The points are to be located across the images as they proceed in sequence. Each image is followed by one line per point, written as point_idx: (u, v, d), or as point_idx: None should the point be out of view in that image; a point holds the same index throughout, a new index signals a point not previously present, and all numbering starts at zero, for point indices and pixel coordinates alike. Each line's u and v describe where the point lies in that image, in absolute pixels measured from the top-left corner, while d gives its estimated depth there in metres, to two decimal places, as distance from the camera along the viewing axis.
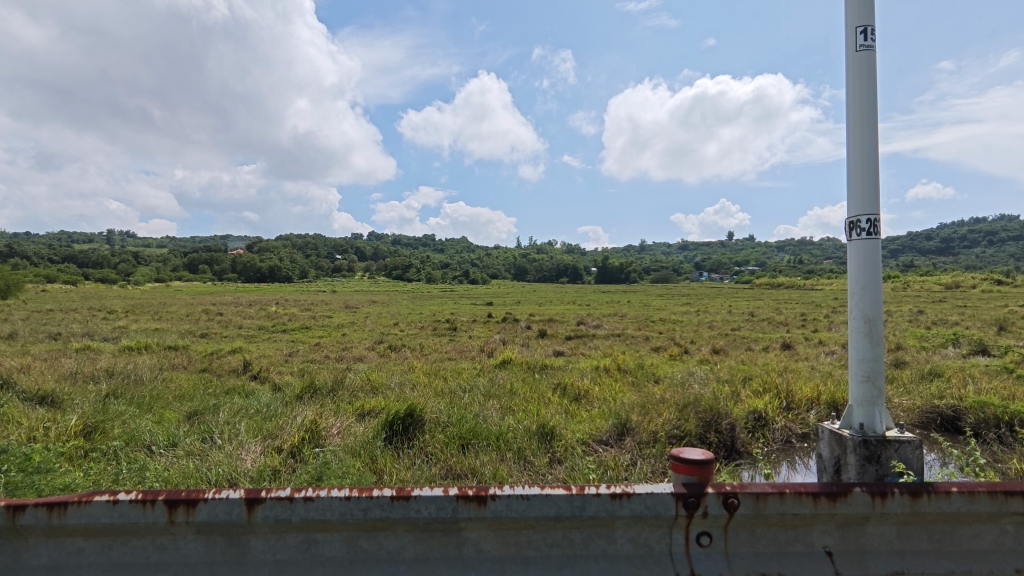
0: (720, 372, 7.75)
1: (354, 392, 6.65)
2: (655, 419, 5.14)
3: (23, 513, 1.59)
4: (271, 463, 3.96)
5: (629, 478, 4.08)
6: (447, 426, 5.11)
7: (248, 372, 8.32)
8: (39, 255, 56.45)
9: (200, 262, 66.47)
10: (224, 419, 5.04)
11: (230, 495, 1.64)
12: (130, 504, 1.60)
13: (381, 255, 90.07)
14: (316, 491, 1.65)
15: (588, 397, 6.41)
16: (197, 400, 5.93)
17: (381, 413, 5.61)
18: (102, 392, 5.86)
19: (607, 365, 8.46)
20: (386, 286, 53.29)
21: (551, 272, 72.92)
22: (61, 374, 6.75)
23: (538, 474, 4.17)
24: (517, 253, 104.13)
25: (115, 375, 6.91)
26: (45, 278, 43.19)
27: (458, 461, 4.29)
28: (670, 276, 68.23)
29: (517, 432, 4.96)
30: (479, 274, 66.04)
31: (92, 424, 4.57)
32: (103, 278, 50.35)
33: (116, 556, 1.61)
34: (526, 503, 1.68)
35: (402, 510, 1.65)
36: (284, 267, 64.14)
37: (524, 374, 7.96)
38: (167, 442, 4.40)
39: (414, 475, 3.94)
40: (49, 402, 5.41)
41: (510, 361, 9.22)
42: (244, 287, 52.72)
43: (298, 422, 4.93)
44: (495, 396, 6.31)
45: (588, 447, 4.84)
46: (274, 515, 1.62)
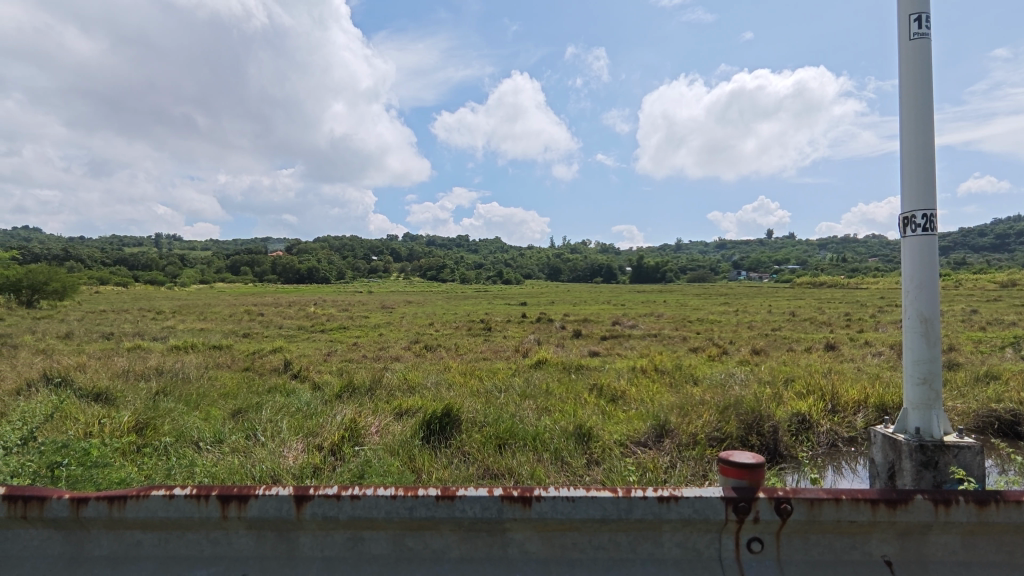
0: (761, 372, 7.56)
1: (391, 392, 6.73)
2: (695, 420, 5.05)
3: (86, 505, 1.65)
4: (313, 461, 4.04)
5: (669, 480, 4.02)
6: (484, 426, 5.12)
7: (289, 371, 8.52)
8: (93, 258, 59.18)
9: (241, 265, 68.65)
10: (267, 417, 5.16)
11: (280, 492, 1.67)
12: (186, 499, 1.64)
13: (414, 256, 91.08)
14: (363, 490, 1.67)
15: (625, 398, 6.34)
16: (241, 398, 6.09)
17: (418, 412, 5.66)
18: (153, 389, 6.08)
19: (645, 366, 8.35)
20: (420, 287, 54.01)
21: (584, 272, 72.47)
22: (113, 372, 7.03)
23: (576, 475, 4.15)
24: (549, 253, 103.89)
25: (164, 373, 7.16)
26: (97, 279, 45.22)
27: (495, 461, 4.29)
28: (706, 275, 66.97)
29: (554, 432, 4.93)
30: (512, 275, 66.14)
31: (144, 421, 4.74)
32: (151, 279, 52.46)
33: (172, 549, 1.66)
34: (572, 505, 1.65)
35: (448, 510, 1.65)
36: (322, 269, 65.56)
37: (560, 374, 7.92)
38: (214, 438, 4.54)
39: (452, 475, 3.96)
40: (103, 399, 5.64)
41: (545, 361, 9.21)
42: (283, 288, 54.15)
43: (338, 421, 5.01)
44: (531, 396, 6.29)
45: (626, 448, 4.78)
46: (322, 513, 1.64)
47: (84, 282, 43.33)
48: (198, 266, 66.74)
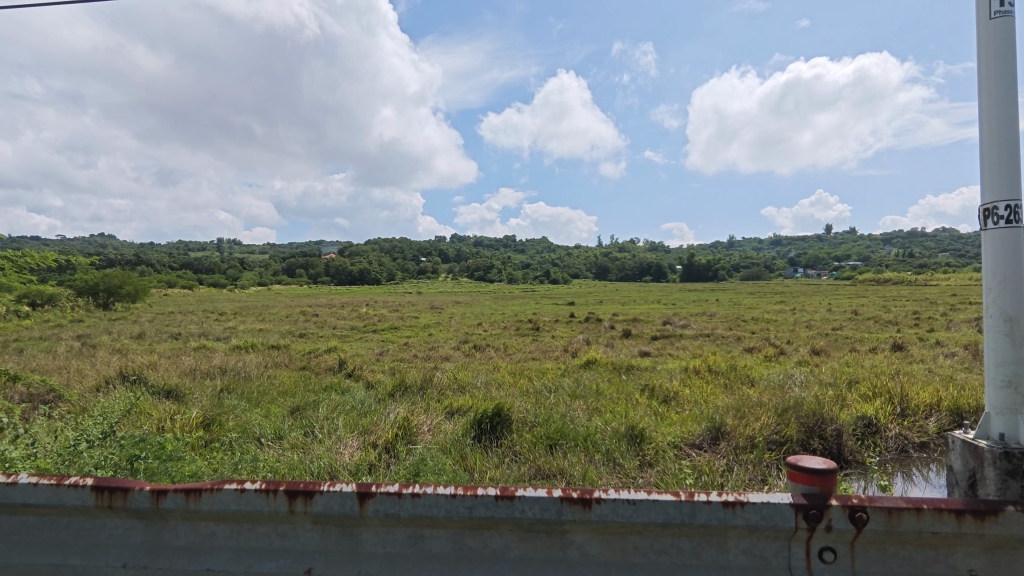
0: (823, 374, 7.25)
1: (442, 391, 6.81)
2: (752, 422, 4.88)
3: (165, 497, 1.72)
4: (368, 457, 4.15)
5: (726, 484, 3.90)
6: (534, 426, 5.12)
7: (344, 370, 8.75)
8: (162, 263, 62.73)
9: (297, 267, 71.25)
10: (324, 414, 5.32)
11: (343, 488, 1.70)
12: (256, 493, 1.70)
13: (461, 257, 92.19)
14: (423, 488, 1.68)
15: (678, 398, 6.21)
16: (299, 396, 6.30)
17: (469, 411, 5.72)
18: (217, 387, 6.36)
19: (697, 367, 8.15)
20: (468, 287, 54.55)
21: (633, 271, 71.43)
22: (181, 370, 7.41)
23: (629, 477, 4.08)
24: (597, 252, 103.03)
25: (228, 372, 7.49)
26: (166, 282, 48.03)
27: (547, 461, 4.28)
28: (760, 273, 64.80)
29: (606, 432, 4.88)
30: (559, 275, 65.87)
31: (210, 417, 4.97)
32: (215, 282, 55.15)
33: (243, 541, 1.73)
34: (632, 508, 1.62)
35: (507, 510, 1.64)
36: (373, 270, 67.10)
37: (610, 375, 7.83)
38: (274, 435, 4.72)
39: (504, 475, 3.96)
40: (173, 396, 5.95)
41: (595, 361, 9.14)
42: (337, 289, 55.74)
43: (391, 419, 5.11)
44: (582, 396, 6.25)
45: (680, 451, 4.67)
46: (384, 509, 1.66)
47: (154, 286, 46.01)
48: (256, 270, 69.72)
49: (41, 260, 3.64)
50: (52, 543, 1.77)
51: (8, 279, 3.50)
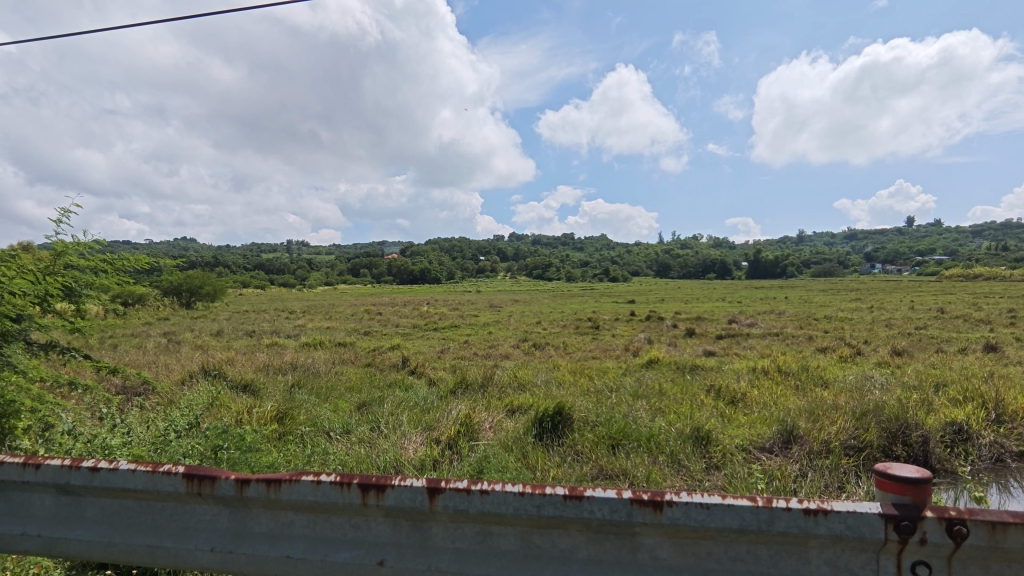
0: (905, 376, 6.81)
1: (502, 389, 6.84)
2: (828, 426, 4.64)
3: (248, 486, 1.79)
4: (431, 453, 4.22)
5: (800, 491, 3.73)
6: (596, 425, 5.06)
7: (407, 368, 8.97)
8: (237, 264, 66.46)
9: (361, 267, 73.65)
10: (389, 410, 5.47)
11: (413, 483, 1.71)
12: (331, 485, 1.74)
13: (519, 255, 92.56)
14: (491, 485, 1.67)
15: (746, 400, 5.99)
16: (365, 392, 6.50)
17: (530, 410, 5.72)
18: (289, 382, 6.66)
19: (766, 367, 7.82)
20: (525, 286, 54.46)
21: (695, 268, 69.49)
22: (257, 366, 7.81)
23: (694, 480, 3.98)
24: (658, 249, 100.80)
25: (299, 368, 7.83)
26: (243, 282, 50.86)
27: (610, 461, 4.22)
28: (833, 270, 61.43)
29: (670, 434, 4.76)
30: (618, 272, 64.88)
31: (283, 411, 5.21)
32: (285, 283, 57.81)
33: (320, 530, 1.79)
34: (707, 512, 1.56)
35: (576, 510, 1.61)
36: (433, 270, 68.40)
37: (674, 375, 7.64)
38: (342, 429, 4.90)
39: (565, 474, 3.95)
40: (250, 390, 6.29)
41: (657, 360, 8.95)
42: (399, 289, 56.93)
43: (453, 416, 5.19)
44: (644, 396, 6.12)
45: (748, 454, 4.50)
46: (453, 506, 1.67)
47: (230, 285, 48.90)
48: (323, 270, 72.66)
49: (134, 262, 3.93)
50: (148, 525, 1.90)
51: (107, 279, 3.80)
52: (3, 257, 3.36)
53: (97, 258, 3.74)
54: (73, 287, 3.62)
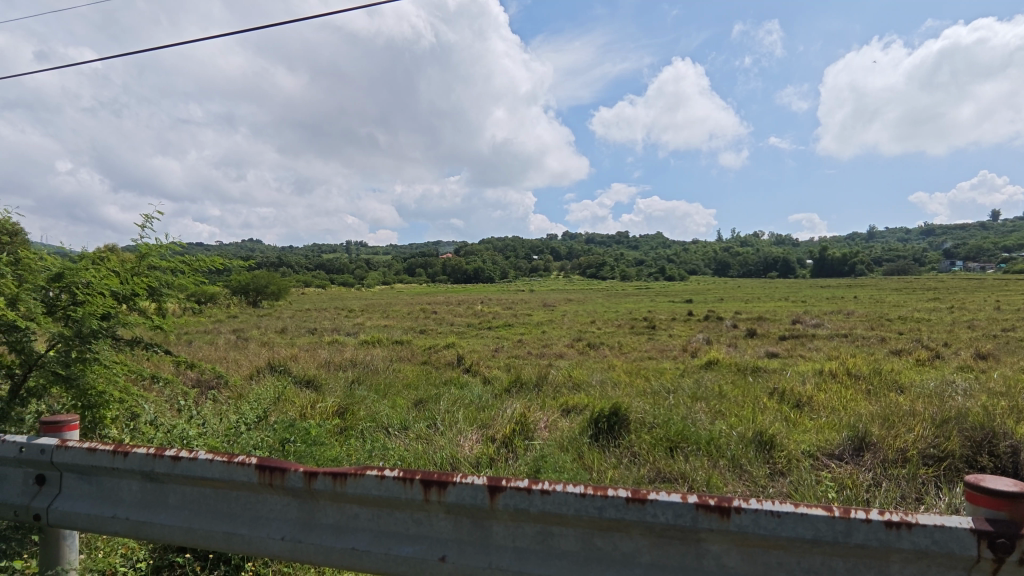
0: (992, 381, 6.34)
1: (557, 388, 6.82)
2: (904, 434, 4.37)
3: (315, 479, 1.85)
4: (487, 451, 4.26)
5: (873, 501, 3.52)
6: (653, 426, 4.97)
7: (463, 366, 9.07)
8: (300, 264, 69.27)
9: (417, 267, 75.23)
10: (445, 408, 5.55)
11: (474, 480, 1.71)
12: (395, 481, 1.77)
13: (572, 254, 92.13)
14: (552, 485, 1.66)
15: (812, 404, 5.73)
16: (421, 389, 6.63)
17: (585, 410, 5.67)
18: (349, 379, 6.88)
19: (834, 370, 7.44)
20: (578, 285, 54.06)
21: (756, 267, 67.04)
22: (319, 363, 8.11)
23: (757, 486, 3.83)
24: (715, 246, 98.00)
25: (358, 365, 8.07)
26: (306, 281, 52.95)
27: (668, 464, 4.14)
28: (908, 268, 57.80)
29: (731, 437, 4.61)
30: (674, 270, 63.41)
31: (344, 407, 5.38)
32: (344, 282, 59.75)
33: (384, 523, 1.84)
34: (777, 521, 1.49)
35: (639, 513, 1.57)
36: (486, 269, 69.02)
37: (734, 376, 7.40)
38: (400, 425, 5.01)
39: (622, 476, 3.90)
40: (313, 385, 6.54)
41: (716, 361, 8.70)
42: (453, 288, 57.44)
43: (508, 415, 5.21)
44: (704, 398, 5.96)
45: (816, 460, 4.30)
46: (514, 504, 1.66)
47: (294, 284, 51.10)
48: (380, 270, 74.66)
49: (209, 263, 4.13)
50: (225, 513, 2.00)
51: (185, 280, 4.02)
52: (95, 258, 3.64)
53: (176, 260, 3.96)
54: (156, 287, 3.86)
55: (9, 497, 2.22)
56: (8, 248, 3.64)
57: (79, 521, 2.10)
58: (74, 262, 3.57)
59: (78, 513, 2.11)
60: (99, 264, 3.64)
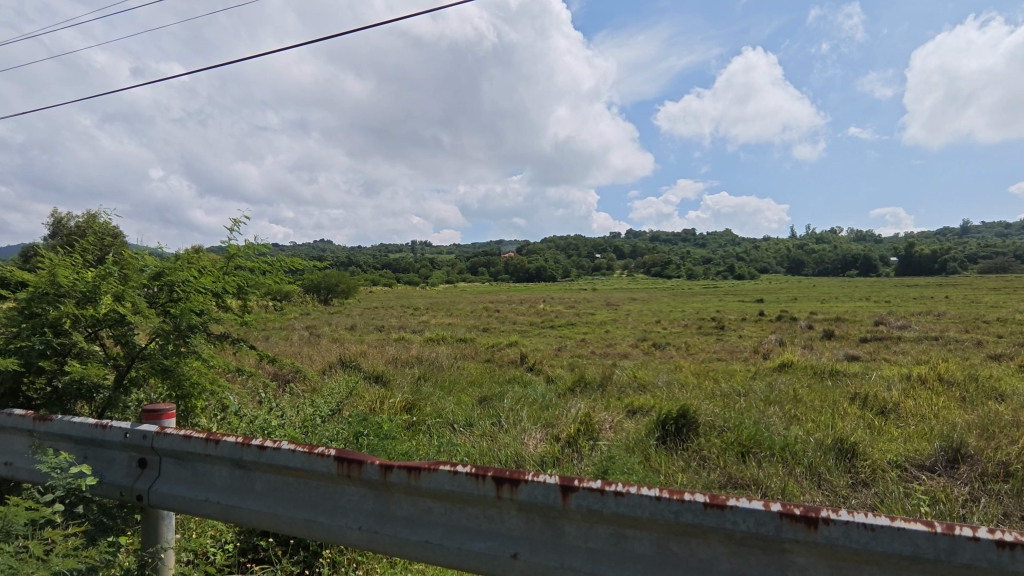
0: None
1: (622, 389, 6.71)
2: (1007, 447, 4.02)
3: (391, 472, 1.90)
4: (552, 450, 4.25)
5: (971, 518, 3.25)
6: (724, 430, 4.81)
7: (526, 364, 9.11)
8: (367, 263, 71.75)
9: (479, 266, 76.23)
10: (509, 406, 5.58)
11: (547, 479, 1.71)
12: (467, 476, 1.79)
13: (635, 253, 90.62)
14: (626, 487, 1.63)
15: (899, 411, 5.37)
16: (486, 387, 6.70)
17: (651, 411, 5.55)
18: (416, 375, 7.06)
19: (924, 375, 6.93)
20: (642, 284, 53.02)
21: (834, 266, 63.48)
22: (387, 359, 8.36)
23: (838, 496, 3.63)
24: (788, 244, 93.49)
25: (424, 362, 8.27)
26: (374, 280, 54.71)
27: (740, 469, 3.98)
28: (1008, 266, 53.02)
29: (808, 444, 4.39)
30: (743, 269, 61.04)
31: (412, 403, 5.52)
32: (409, 281, 61.32)
33: (456, 518, 1.86)
34: (871, 535, 1.41)
35: (717, 520, 1.52)
36: (548, 268, 69.00)
37: (811, 380, 7.03)
38: (465, 421, 5.08)
39: (691, 480, 3.80)
40: (381, 381, 6.75)
41: (791, 363, 8.29)
42: (515, 287, 57.69)
43: (573, 414, 5.18)
44: (778, 402, 5.70)
45: (904, 472, 4.02)
46: (587, 505, 1.64)
47: (362, 282, 53.05)
48: (443, 269, 76.16)
49: (290, 263, 4.30)
50: (306, 502, 2.09)
51: (270, 280, 4.20)
52: (189, 259, 3.88)
53: (261, 261, 4.16)
54: (243, 286, 4.07)
55: (115, 478, 2.41)
56: (114, 249, 3.97)
57: (175, 503, 2.26)
58: (170, 262, 3.86)
59: (175, 496, 2.26)
60: (192, 263, 3.90)
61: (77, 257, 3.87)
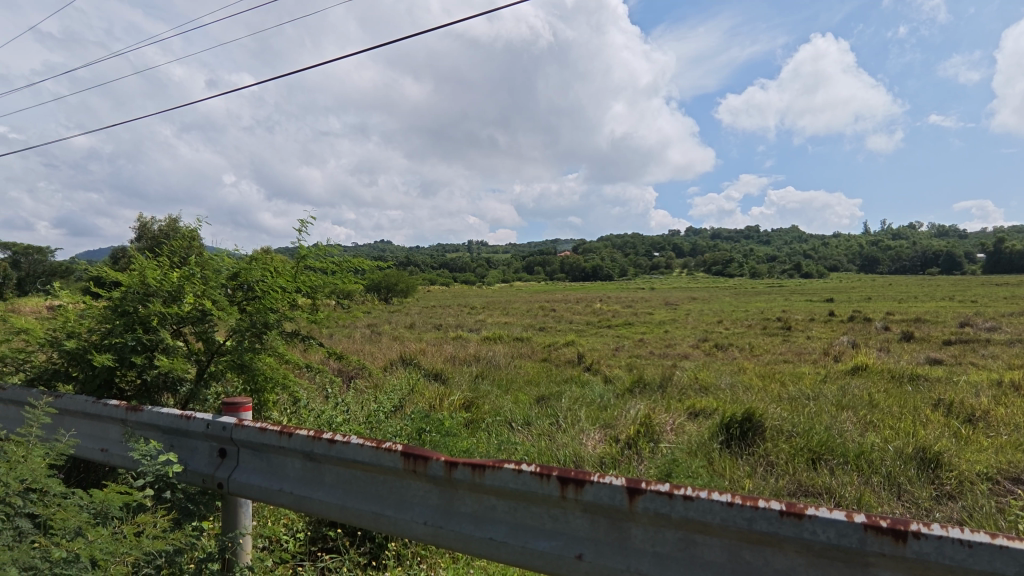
0: None
1: (683, 391, 6.55)
2: None
3: (455, 469, 1.92)
4: (610, 451, 4.20)
5: None
6: (792, 435, 4.61)
7: (583, 364, 9.04)
8: (424, 263, 73.19)
9: (535, 265, 76.38)
10: (567, 405, 5.56)
11: (613, 480, 1.68)
12: (531, 475, 1.79)
13: (694, 251, 88.39)
14: (695, 491, 1.58)
15: (988, 419, 5.00)
16: (543, 386, 6.71)
17: (715, 414, 5.38)
18: (474, 373, 7.13)
19: (1017, 381, 6.41)
20: (702, 283, 51.51)
21: (912, 263, 59.61)
22: (446, 357, 8.50)
23: (920, 508, 3.40)
24: (861, 240, 88.43)
25: (482, 360, 8.35)
26: (432, 278, 55.71)
27: (811, 477, 3.81)
28: None
29: (886, 451, 4.14)
30: (810, 268, 58.29)
31: (470, 401, 5.59)
32: (466, 280, 62.15)
33: (520, 516, 1.87)
34: (968, 552, 1.31)
35: (795, 529, 1.45)
36: (604, 267, 68.27)
37: (888, 384, 6.63)
38: (523, 420, 5.10)
39: (758, 486, 3.66)
40: (440, 378, 6.88)
41: (865, 367, 7.85)
42: (570, 286, 57.40)
43: (632, 415, 5.10)
44: (851, 407, 5.41)
45: (996, 486, 3.74)
46: (654, 508, 1.61)
47: (420, 281, 54.18)
48: (498, 268, 76.77)
49: (356, 263, 4.42)
50: (374, 494, 2.15)
51: (338, 279, 4.33)
52: (263, 259, 4.08)
53: (329, 261, 4.30)
54: (313, 285, 4.22)
55: (198, 466, 2.56)
56: (195, 251, 4.22)
57: (252, 492, 2.37)
58: (245, 262, 4.06)
59: (252, 485, 2.37)
60: (266, 264, 4.09)
61: (163, 259, 4.14)
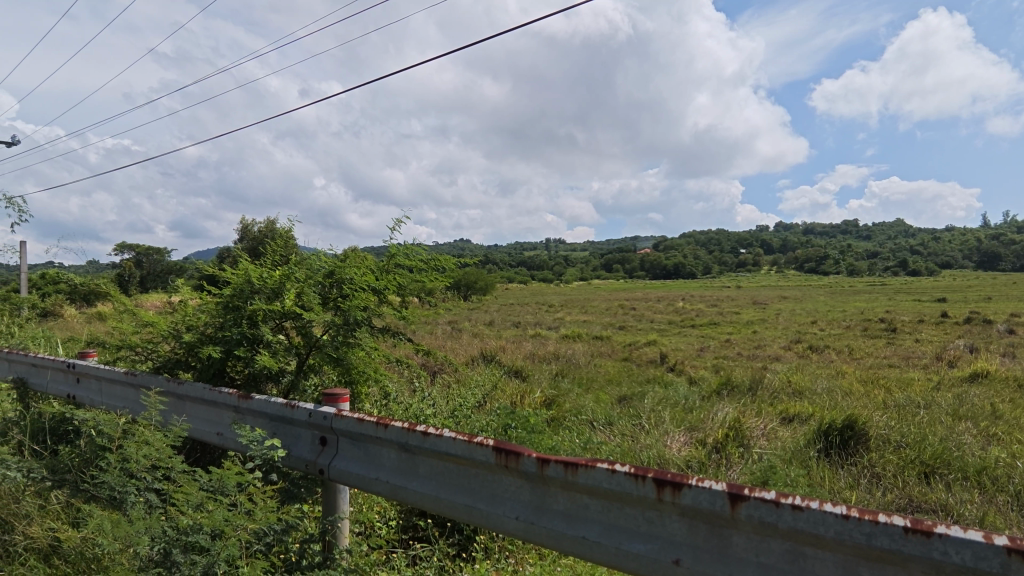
0: None
1: (775, 394, 6.21)
2: None
3: (548, 466, 1.91)
4: (697, 454, 4.07)
5: None
6: (900, 445, 4.26)
7: (666, 364, 8.80)
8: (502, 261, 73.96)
9: (612, 263, 75.25)
10: (651, 406, 5.43)
11: (713, 485, 1.62)
12: (626, 476, 1.76)
13: (783, 247, 83.68)
14: (805, 501, 1.49)
15: None
16: (625, 386, 6.59)
17: (811, 420, 5.07)
18: (554, 371, 7.13)
19: None
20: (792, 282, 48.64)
21: None
22: (526, 355, 8.54)
23: None
24: (977, 234, 80.24)
25: (561, 359, 8.32)
26: (510, 277, 56.23)
27: (924, 493, 3.50)
28: None
29: (1013, 468, 3.74)
30: (916, 265, 53.61)
31: (551, 399, 5.59)
32: (544, 279, 62.24)
33: (614, 517, 1.84)
34: None
35: (922, 548, 1.34)
36: (685, 265, 66.09)
37: (1015, 394, 5.95)
38: (605, 420, 5.04)
39: (863, 498, 3.42)
40: (521, 375, 6.93)
41: (986, 374, 7.12)
42: (649, 284, 56.02)
43: (720, 418, 4.89)
44: (970, 418, 4.92)
45: None
46: (759, 516, 1.54)
47: (499, 279, 54.81)
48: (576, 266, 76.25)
49: (441, 262, 4.51)
50: (466, 488, 2.19)
51: (425, 277, 4.43)
52: (356, 259, 4.24)
53: (417, 259, 4.41)
54: (401, 283, 4.35)
55: (301, 452, 2.72)
56: (293, 251, 4.47)
57: (351, 479, 2.48)
58: (339, 261, 4.25)
59: (350, 472, 2.49)
60: (358, 263, 4.25)
61: (266, 258, 4.42)
